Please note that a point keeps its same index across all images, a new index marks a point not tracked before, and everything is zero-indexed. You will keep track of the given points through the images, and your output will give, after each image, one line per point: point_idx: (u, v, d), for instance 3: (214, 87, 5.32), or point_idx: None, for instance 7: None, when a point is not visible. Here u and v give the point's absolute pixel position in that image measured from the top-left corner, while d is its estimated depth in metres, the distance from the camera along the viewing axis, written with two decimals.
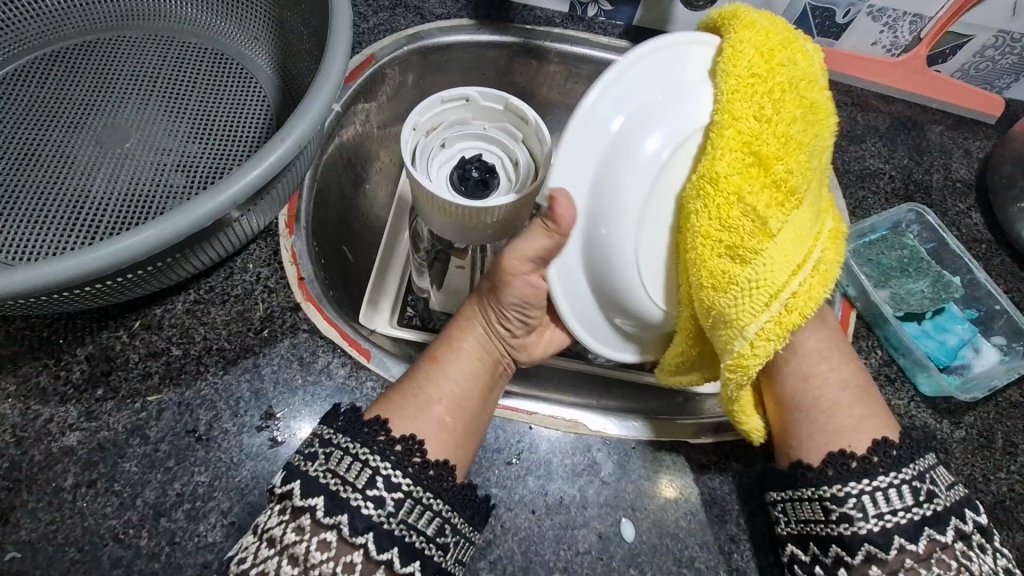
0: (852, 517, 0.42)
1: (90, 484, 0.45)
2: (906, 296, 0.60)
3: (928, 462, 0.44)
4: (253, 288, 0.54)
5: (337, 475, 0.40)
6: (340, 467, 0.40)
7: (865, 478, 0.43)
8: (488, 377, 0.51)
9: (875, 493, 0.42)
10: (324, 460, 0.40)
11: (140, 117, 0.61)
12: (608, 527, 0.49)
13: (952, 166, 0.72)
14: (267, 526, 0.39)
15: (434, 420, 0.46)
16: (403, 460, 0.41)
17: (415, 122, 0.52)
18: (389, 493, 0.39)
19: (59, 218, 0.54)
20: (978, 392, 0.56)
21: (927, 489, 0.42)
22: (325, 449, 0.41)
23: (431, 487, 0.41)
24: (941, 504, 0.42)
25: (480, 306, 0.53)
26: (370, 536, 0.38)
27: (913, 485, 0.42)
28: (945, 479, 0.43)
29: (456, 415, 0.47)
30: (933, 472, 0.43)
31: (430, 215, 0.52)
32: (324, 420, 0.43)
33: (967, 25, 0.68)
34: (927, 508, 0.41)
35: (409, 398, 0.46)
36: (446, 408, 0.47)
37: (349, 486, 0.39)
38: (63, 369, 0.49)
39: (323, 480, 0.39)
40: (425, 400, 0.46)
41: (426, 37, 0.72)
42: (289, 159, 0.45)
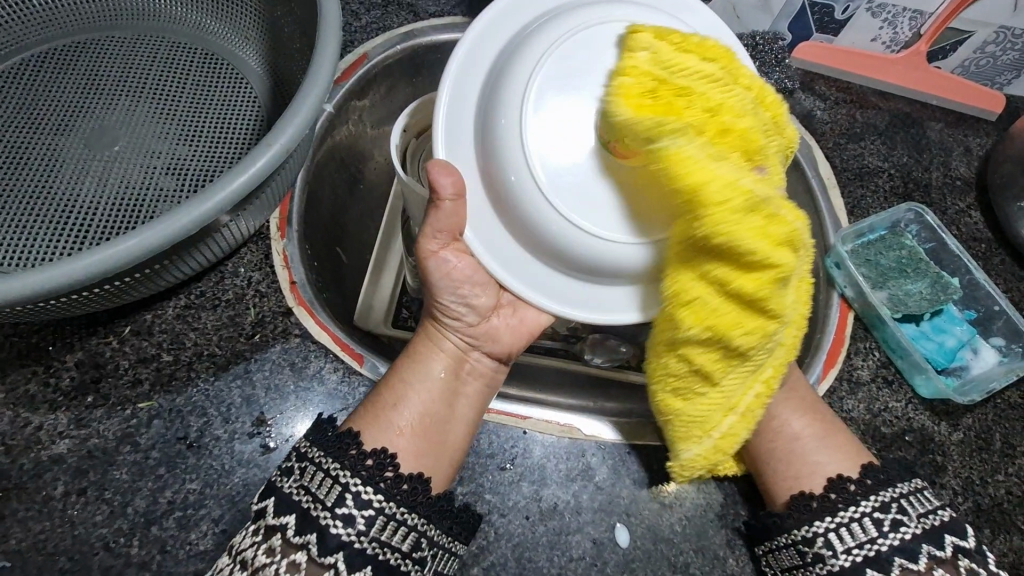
0: (822, 555, 0.42)
1: (80, 493, 0.45)
2: (904, 297, 0.59)
3: (899, 485, 0.43)
4: (244, 293, 0.53)
5: (308, 492, 0.39)
6: (312, 484, 0.39)
7: (828, 516, 0.43)
8: (453, 377, 0.49)
9: (840, 529, 0.42)
10: (298, 476, 0.40)
11: (129, 119, 0.60)
12: (602, 533, 0.48)
13: (952, 164, 0.71)
14: (241, 547, 0.39)
15: (401, 436, 0.44)
16: (375, 475, 0.40)
17: (405, 123, 0.51)
18: (360, 511, 0.39)
19: (48, 223, 0.54)
20: (977, 394, 0.56)
21: (892, 518, 0.42)
22: (300, 464, 0.41)
23: (404, 501, 0.40)
24: (909, 531, 0.41)
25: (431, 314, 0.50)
26: (340, 556, 0.38)
27: (875, 515, 0.42)
28: (922, 505, 0.42)
29: (418, 421, 0.46)
30: (902, 495, 0.43)
31: (424, 219, 0.51)
32: (307, 434, 0.42)
33: (968, 21, 0.67)
34: (895, 537, 0.41)
35: (369, 409, 0.46)
36: (408, 414, 0.45)
37: (319, 504, 0.39)
38: (52, 376, 0.48)
39: (295, 497, 0.39)
40: (391, 418, 0.45)
41: (419, 35, 0.71)
42: (277, 164, 0.44)
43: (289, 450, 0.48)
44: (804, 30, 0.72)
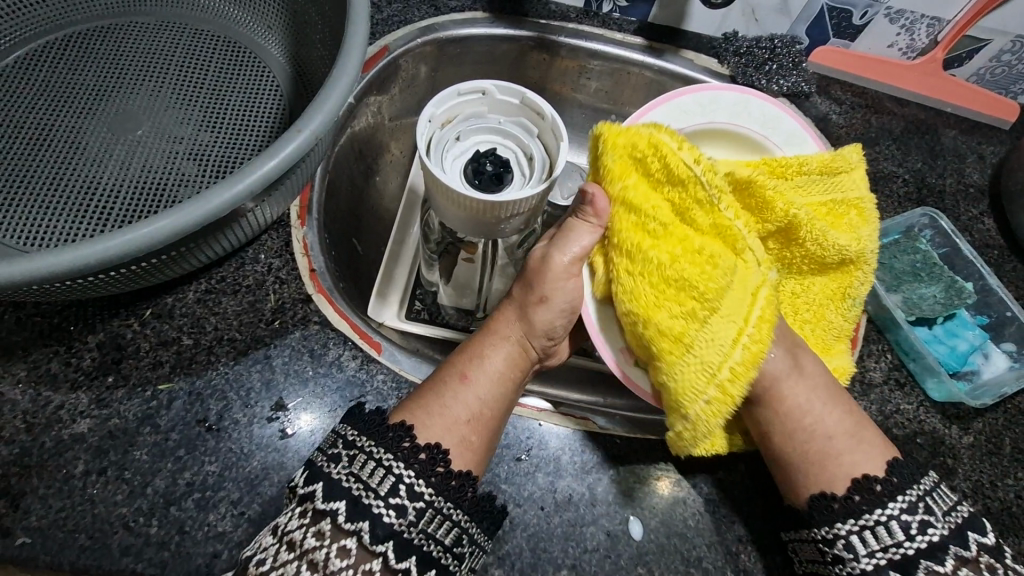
0: (842, 558, 0.44)
1: (101, 472, 0.45)
2: (918, 301, 0.60)
3: (923, 483, 0.44)
4: (264, 279, 0.54)
5: (359, 479, 0.40)
6: (363, 471, 0.40)
7: (854, 518, 0.44)
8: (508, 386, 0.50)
9: (863, 532, 0.43)
10: (346, 463, 0.40)
11: (151, 104, 0.61)
12: (616, 526, 0.49)
13: (965, 171, 0.71)
14: (286, 529, 0.40)
15: (460, 436, 0.45)
16: (427, 470, 0.41)
17: (431, 114, 0.51)
18: (411, 502, 0.39)
19: (70, 205, 0.54)
20: (988, 399, 0.56)
21: (921, 517, 0.43)
22: (348, 451, 0.41)
23: (451, 497, 0.41)
24: (937, 532, 0.42)
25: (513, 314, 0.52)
26: (390, 545, 0.39)
27: (906, 517, 0.43)
28: (944, 502, 0.44)
29: (475, 422, 0.46)
30: (927, 492, 0.44)
31: (445, 210, 0.51)
32: (346, 420, 0.43)
33: (985, 28, 0.68)
34: (923, 540, 0.42)
35: (425, 408, 0.46)
36: (466, 417, 0.46)
37: (371, 492, 0.39)
38: (74, 356, 0.48)
39: (345, 485, 0.39)
40: (448, 415, 0.45)
41: (440, 29, 0.72)
42: (305, 150, 0.44)
43: (306, 435, 0.48)
44: (821, 34, 0.72)
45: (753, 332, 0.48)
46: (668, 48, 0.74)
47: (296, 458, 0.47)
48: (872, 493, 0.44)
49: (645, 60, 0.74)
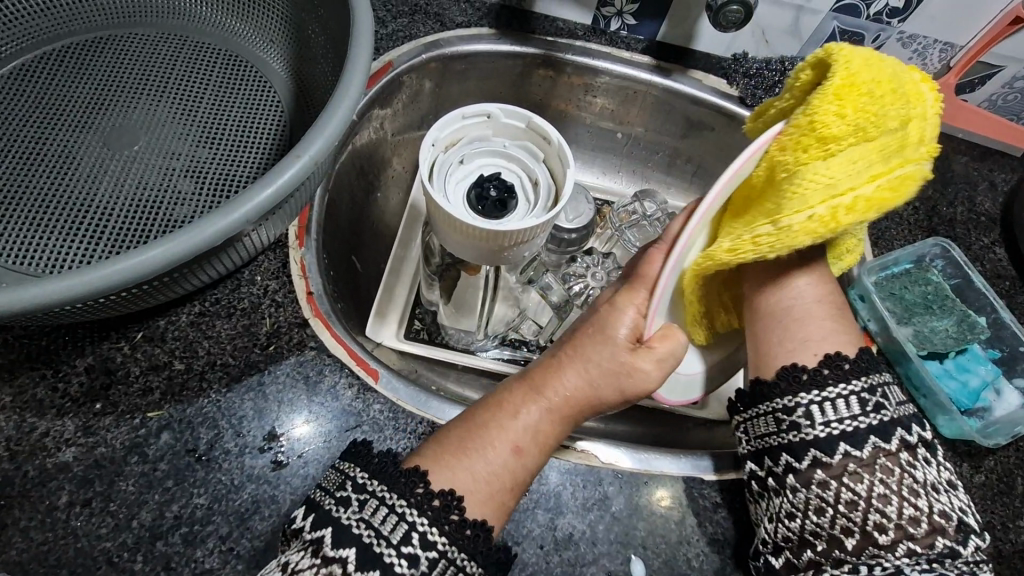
0: (798, 424, 0.46)
1: (85, 503, 0.44)
2: (929, 335, 0.58)
3: (881, 377, 0.47)
4: (260, 302, 0.52)
5: (371, 526, 0.38)
6: (375, 518, 0.38)
7: (815, 389, 0.46)
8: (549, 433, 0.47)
9: (824, 403, 0.45)
10: (356, 508, 0.39)
11: (149, 119, 0.59)
12: (617, 566, 0.47)
13: (977, 199, 0.70)
14: (297, 568, 0.37)
15: (496, 501, 0.43)
16: (423, 503, 0.39)
17: (434, 138, 0.50)
18: (424, 552, 0.38)
19: (63, 223, 0.53)
20: (1002, 438, 0.55)
21: (875, 400, 0.45)
22: (358, 496, 0.39)
23: (466, 548, 0.39)
24: (889, 414, 0.45)
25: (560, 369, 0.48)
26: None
27: (862, 396, 0.45)
28: (897, 395, 0.46)
29: (516, 486, 0.44)
30: (885, 385, 0.47)
31: (446, 236, 0.50)
32: (350, 459, 0.41)
33: (999, 56, 0.67)
34: (873, 417, 0.45)
35: (450, 468, 0.42)
36: (509, 486, 0.44)
37: (383, 540, 0.37)
38: (61, 381, 0.47)
39: (355, 531, 0.38)
40: (483, 478, 0.43)
41: (445, 45, 0.70)
42: (304, 176, 0.43)
43: (299, 466, 0.47)
44: None
45: (841, 208, 0.40)
46: (676, 68, 0.73)
47: (288, 491, 0.46)
48: (800, 380, 0.47)
49: (652, 79, 0.73)
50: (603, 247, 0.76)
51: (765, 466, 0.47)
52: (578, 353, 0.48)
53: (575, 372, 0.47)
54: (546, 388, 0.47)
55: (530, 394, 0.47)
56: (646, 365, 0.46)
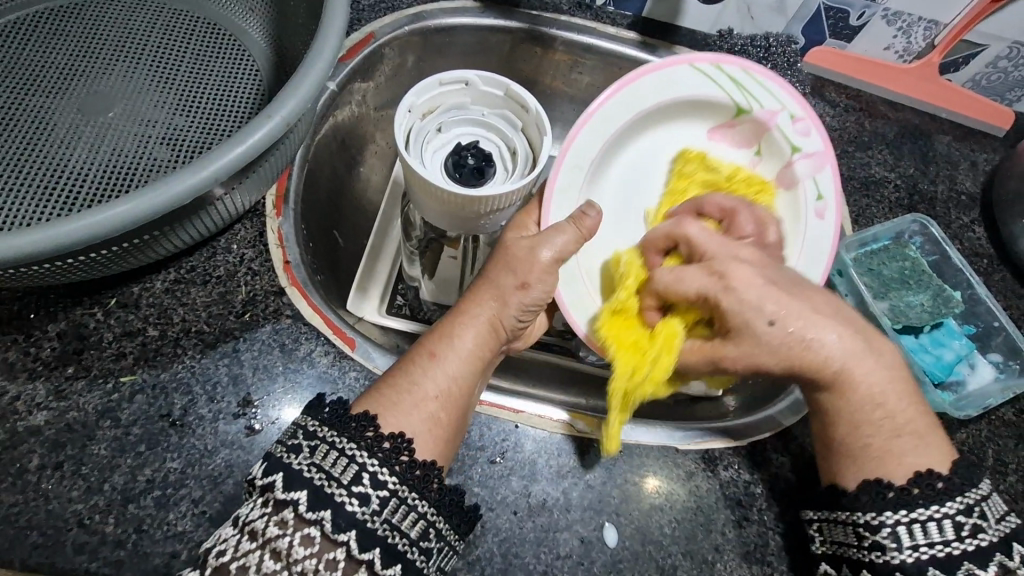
0: (883, 545, 0.39)
1: (56, 466, 0.44)
2: (905, 309, 0.59)
3: (977, 489, 0.40)
4: (236, 270, 0.52)
5: (321, 469, 0.37)
6: (326, 461, 0.37)
7: (902, 509, 0.40)
8: (479, 353, 0.47)
9: (912, 525, 0.39)
10: (307, 453, 0.38)
11: (125, 85, 0.59)
12: (590, 532, 0.48)
13: (958, 178, 0.70)
14: (249, 518, 0.37)
15: (428, 414, 0.43)
16: (390, 458, 0.39)
17: (410, 104, 0.49)
18: (375, 491, 0.37)
19: (34, 186, 0.52)
20: (972, 411, 0.55)
21: (973, 523, 0.38)
22: (309, 442, 0.38)
23: (416, 487, 0.38)
24: (988, 538, 0.38)
25: (484, 291, 0.49)
26: (353, 535, 0.36)
27: (957, 519, 0.38)
28: (996, 510, 0.40)
29: (441, 398, 0.44)
30: (982, 500, 0.39)
31: (425, 205, 0.50)
32: (307, 411, 0.40)
33: (983, 35, 0.67)
34: (970, 543, 0.38)
35: (382, 392, 0.43)
36: (433, 399, 0.44)
37: (334, 481, 0.37)
38: (33, 346, 0.47)
39: (306, 474, 0.37)
40: (418, 392, 0.43)
41: (429, 17, 0.70)
42: (276, 137, 0.43)
43: (273, 432, 0.47)
44: (817, 34, 0.71)
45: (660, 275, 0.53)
46: (661, 44, 0.72)
47: (262, 456, 0.46)
48: (929, 489, 0.40)
49: (638, 55, 0.72)
50: None
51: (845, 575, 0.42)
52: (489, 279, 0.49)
53: (483, 286, 0.49)
54: (465, 305, 0.49)
55: (452, 317, 0.49)
56: (544, 253, 0.48)
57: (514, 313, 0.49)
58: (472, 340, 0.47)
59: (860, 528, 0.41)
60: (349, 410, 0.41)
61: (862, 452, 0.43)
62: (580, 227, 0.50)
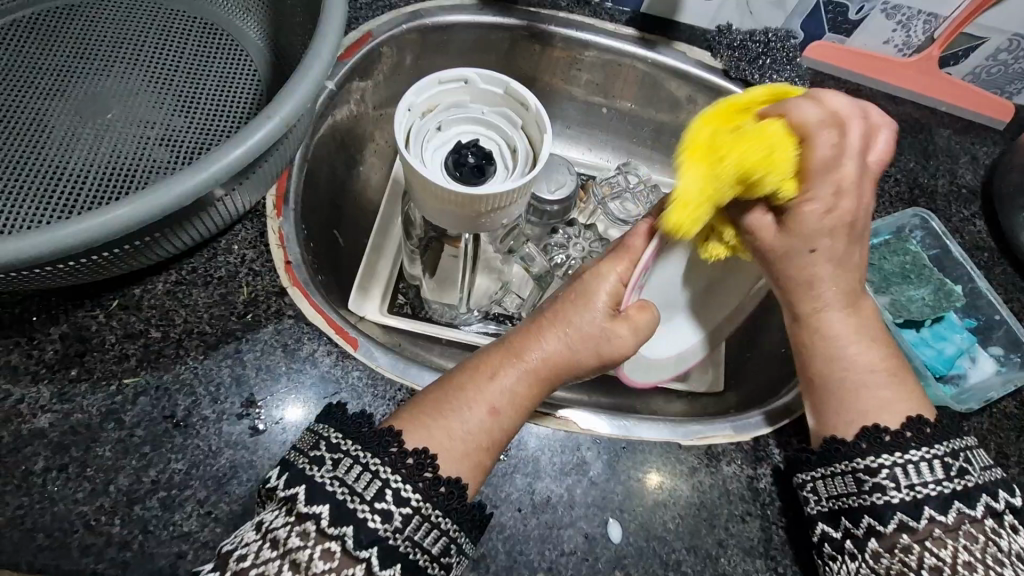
0: (883, 486, 0.41)
1: (61, 469, 0.44)
2: (906, 303, 0.59)
3: (962, 439, 0.43)
4: (237, 271, 0.52)
5: (344, 484, 0.37)
6: (348, 476, 0.37)
7: (897, 452, 0.42)
8: (531, 395, 0.46)
9: (907, 467, 0.41)
10: (331, 467, 0.38)
11: (123, 86, 0.58)
12: (594, 528, 0.48)
13: (958, 172, 0.70)
14: (271, 526, 0.37)
15: (475, 461, 0.42)
16: (414, 475, 0.39)
17: (410, 103, 0.49)
18: (397, 508, 0.37)
19: (33, 189, 0.52)
20: (974, 403, 0.56)
21: (960, 465, 0.41)
22: (332, 455, 0.38)
23: (439, 505, 0.38)
24: (973, 479, 0.40)
25: (550, 329, 0.47)
26: (374, 551, 0.36)
27: (945, 460, 0.41)
28: (981, 461, 0.42)
29: (490, 448, 0.44)
30: (966, 448, 0.42)
31: (425, 204, 0.50)
32: (331, 424, 0.41)
33: (982, 27, 0.67)
34: (959, 483, 0.40)
35: (431, 423, 0.42)
36: (483, 445, 0.43)
37: (356, 496, 0.37)
38: (36, 348, 0.47)
39: (330, 489, 0.37)
40: (467, 438, 0.43)
41: (427, 15, 0.70)
42: (275, 138, 0.43)
43: (278, 432, 0.47)
44: (817, 29, 0.71)
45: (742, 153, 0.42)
46: (660, 40, 0.72)
47: (266, 456, 0.46)
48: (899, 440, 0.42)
49: (637, 51, 0.72)
50: (587, 221, 0.75)
51: (843, 527, 0.43)
52: (557, 318, 0.47)
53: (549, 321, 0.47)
54: (518, 347, 0.47)
55: (511, 355, 0.46)
56: (622, 331, 0.47)
57: (574, 371, 0.48)
58: (526, 380, 0.46)
59: (858, 473, 0.42)
60: (376, 427, 0.41)
61: (838, 402, 0.46)
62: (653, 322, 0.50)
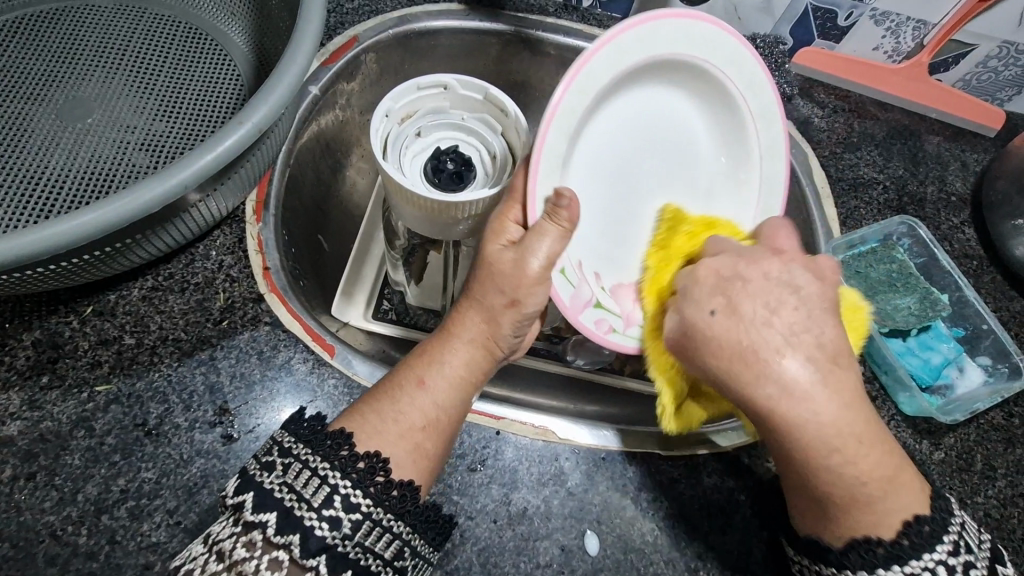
0: None
1: (29, 477, 0.43)
2: (892, 311, 0.58)
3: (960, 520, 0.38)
4: (214, 277, 0.52)
5: (292, 489, 0.36)
6: (297, 481, 0.37)
7: (898, 567, 0.36)
8: (468, 376, 0.45)
9: None
10: (280, 472, 0.37)
11: (105, 91, 0.58)
12: (571, 540, 0.47)
13: (948, 179, 0.69)
14: (218, 538, 0.36)
15: (414, 444, 0.41)
16: (365, 480, 0.38)
17: (388, 108, 0.49)
18: (347, 514, 0.36)
19: (11, 194, 0.51)
20: (960, 415, 0.55)
21: (963, 563, 0.36)
22: (284, 460, 0.38)
23: (393, 508, 0.38)
24: (978, 575, 0.36)
25: (474, 307, 0.46)
26: (323, 559, 0.35)
27: (949, 565, 0.36)
28: (977, 539, 0.38)
29: (427, 426, 0.43)
30: (964, 529, 0.38)
31: (402, 210, 0.49)
32: (283, 426, 0.39)
33: (972, 34, 0.66)
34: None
35: (368, 412, 0.42)
36: (417, 425, 0.42)
37: (304, 503, 0.36)
38: (7, 355, 0.46)
39: (277, 495, 0.36)
40: (402, 422, 0.42)
41: (413, 20, 0.69)
42: (248, 143, 0.42)
43: (251, 441, 0.46)
44: (806, 35, 0.71)
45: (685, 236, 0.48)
46: None
47: (238, 465, 0.45)
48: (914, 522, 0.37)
49: None
50: None
51: None
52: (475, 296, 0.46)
53: (470, 303, 0.46)
54: (454, 326, 0.46)
55: (446, 335, 0.46)
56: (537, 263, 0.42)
57: (507, 333, 0.46)
58: (460, 361, 0.45)
59: None
60: (326, 427, 0.39)
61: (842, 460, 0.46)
62: (560, 223, 0.41)
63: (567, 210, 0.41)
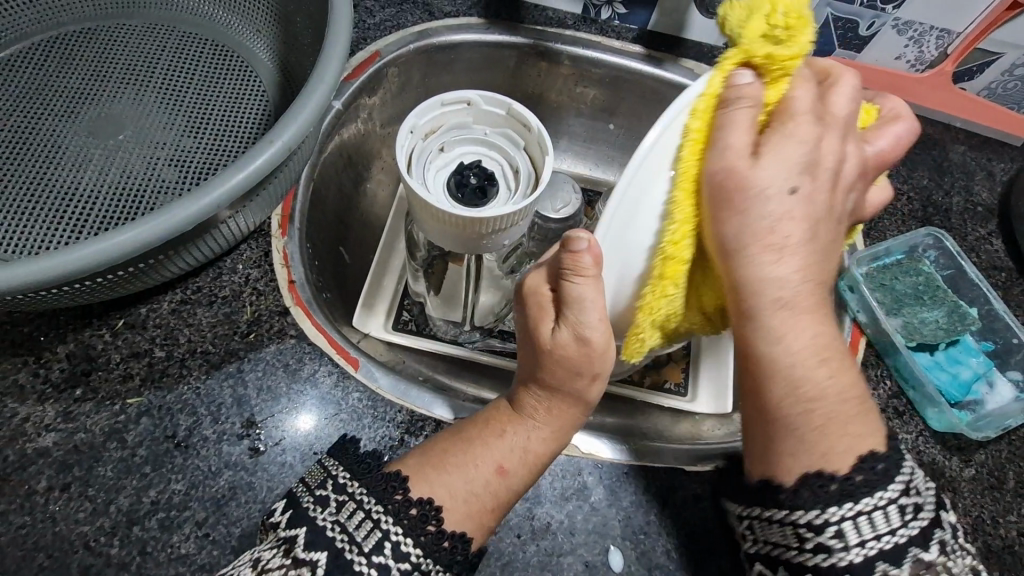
0: (829, 547, 0.36)
1: (64, 488, 0.44)
2: (919, 325, 0.57)
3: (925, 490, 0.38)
4: (241, 291, 0.52)
5: (344, 530, 0.37)
6: (350, 522, 0.37)
7: (848, 503, 0.37)
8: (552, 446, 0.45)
9: (857, 519, 0.36)
10: (333, 510, 0.38)
11: (135, 108, 0.60)
12: (595, 556, 0.47)
13: (974, 189, 0.68)
14: (267, 566, 0.36)
15: (482, 523, 0.41)
16: (417, 527, 0.38)
17: (412, 125, 0.50)
18: (397, 563, 0.36)
19: (46, 210, 0.53)
20: (991, 431, 0.53)
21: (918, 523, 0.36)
22: (338, 497, 0.38)
23: (442, 559, 0.38)
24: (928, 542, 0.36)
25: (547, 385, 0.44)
26: None
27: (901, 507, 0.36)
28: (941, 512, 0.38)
29: (499, 498, 0.43)
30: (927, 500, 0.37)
31: (425, 224, 0.50)
32: (338, 460, 0.41)
33: (997, 41, 0.64)
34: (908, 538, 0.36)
35: (437, 470, 0.42)
36: (492, 500, 0.42)
37: (355, 546, 0.37)
38: (43, 367, 0.48)
39: (330, 533, 0.37)
40: (472, 500, 0.41)
41: (433, 35, 0.70)
42: (277, 161, 0.43)
43: (278, 452, 0.47)
44: (827, 45, 0.70)
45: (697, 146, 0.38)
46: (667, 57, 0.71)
47: (264, 478, 0.46)
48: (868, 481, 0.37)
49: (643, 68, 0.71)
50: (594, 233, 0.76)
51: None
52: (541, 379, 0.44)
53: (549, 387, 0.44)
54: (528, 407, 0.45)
55: (543, 410, 0.45)
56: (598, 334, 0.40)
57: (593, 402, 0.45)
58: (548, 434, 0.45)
59: (798, 528, 0.38)
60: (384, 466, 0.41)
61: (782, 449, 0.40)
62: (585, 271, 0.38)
63: (589, 257, 0.37)
